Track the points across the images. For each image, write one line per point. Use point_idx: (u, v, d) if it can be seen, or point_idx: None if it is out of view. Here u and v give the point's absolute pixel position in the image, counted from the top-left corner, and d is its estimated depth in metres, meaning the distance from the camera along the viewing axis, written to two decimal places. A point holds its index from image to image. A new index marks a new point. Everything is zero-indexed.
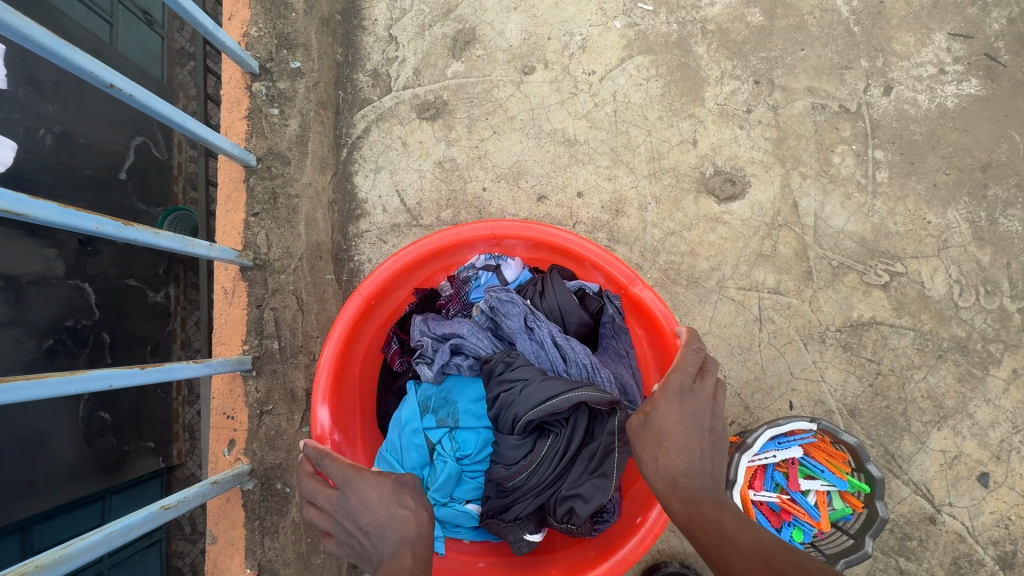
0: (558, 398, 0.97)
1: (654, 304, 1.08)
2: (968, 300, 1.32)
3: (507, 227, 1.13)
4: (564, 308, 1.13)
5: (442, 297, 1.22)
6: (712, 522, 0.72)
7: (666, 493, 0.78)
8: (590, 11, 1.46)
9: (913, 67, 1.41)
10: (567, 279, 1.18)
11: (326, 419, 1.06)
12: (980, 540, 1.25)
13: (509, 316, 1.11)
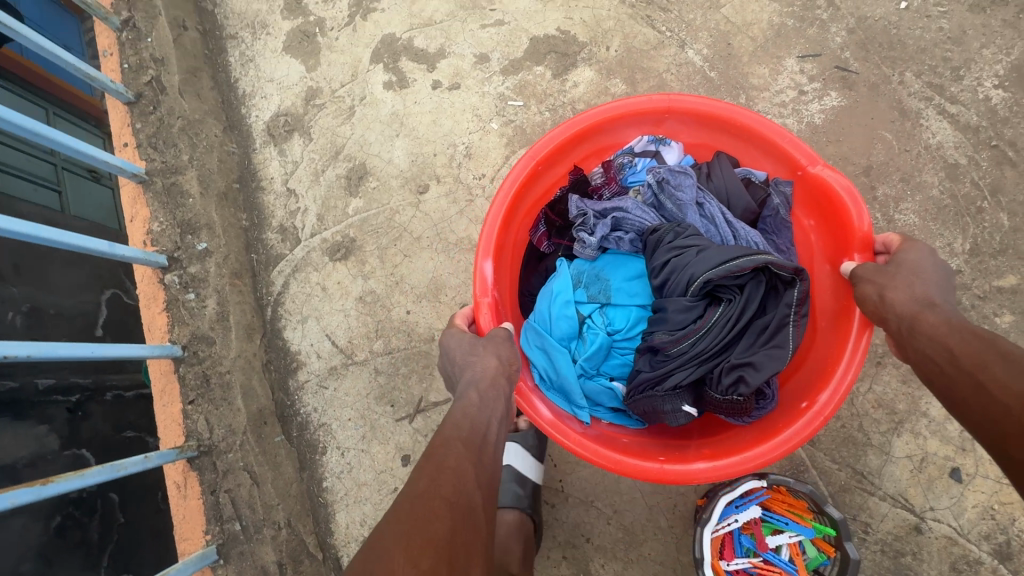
0: (740, 259, 1.10)
1: (837, 184, 1.11)
2: None
3: (685, 101, 1.22)
4: (731, 192, 1.26)
5: (595, 182, 1.35)
6: (968, 340, 0.81)
7: (917, 314, 0.88)
8: (467, 119, 1.54)
9: (776, 94, 1.48)
10: (735, 167, 1.29)
11: (491, 271, 1.17)
12: (971, 537, 1.25)
13: (680, 190, 1.27)
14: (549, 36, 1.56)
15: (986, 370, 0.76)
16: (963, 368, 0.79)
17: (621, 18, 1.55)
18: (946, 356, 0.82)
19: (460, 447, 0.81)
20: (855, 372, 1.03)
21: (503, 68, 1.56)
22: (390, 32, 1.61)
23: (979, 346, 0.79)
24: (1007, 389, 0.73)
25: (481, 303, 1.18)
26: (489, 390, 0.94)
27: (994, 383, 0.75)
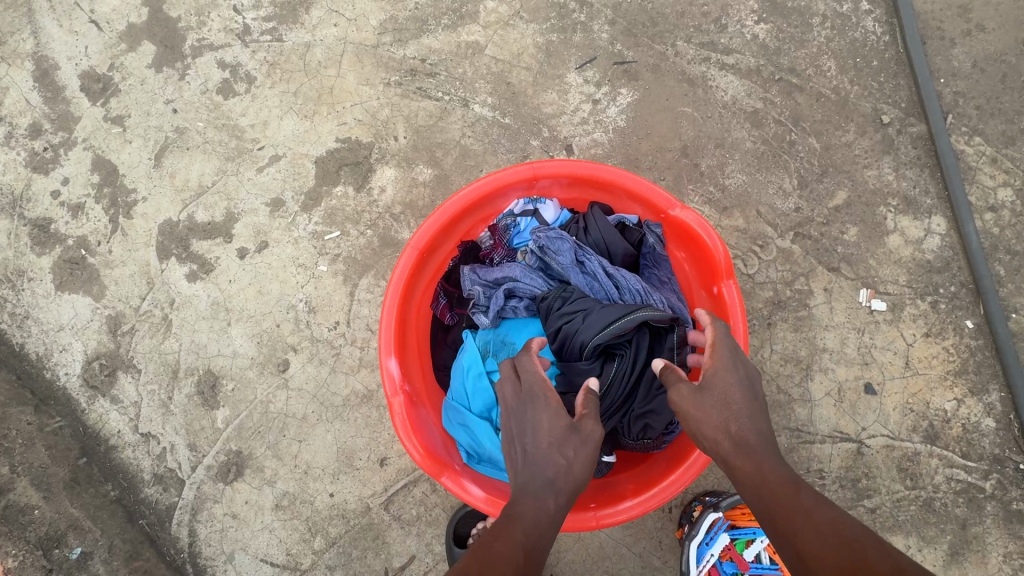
0: (621, 319, 0.92)
1: (693, 222, 0.99)
2: (753, 264, 1.39)
3: (549, 166, 1.03)
4: (609, 243, 1.04)
5: (484, 247, 1.11)
6: (782, 493, 0.65)
7: (733, 450, 0.71)
8: (292, 273, 1.41)
9: (574, 114, 1.44)
10: (607, 215, 1.08)
11: (398, 370, 0.98)
12: (904, 436, 1.35)
13: (558, 253, 1.03)
14: (332, 150, 1.44)
15: (801, 532, 0.60)
16: (781, 529, 0.62)
17: (395, 101, 1.45)
18: (762, 507, 0.65)
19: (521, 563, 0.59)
20: None
21: (302, 204, 1.43)
22: (164, 218, 1.43)
23: (791, 498, 0.64)
24: (827, 557, 0.57)
25: (396, 410, 0.98)
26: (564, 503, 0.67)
27: (813, 553, 0.58)
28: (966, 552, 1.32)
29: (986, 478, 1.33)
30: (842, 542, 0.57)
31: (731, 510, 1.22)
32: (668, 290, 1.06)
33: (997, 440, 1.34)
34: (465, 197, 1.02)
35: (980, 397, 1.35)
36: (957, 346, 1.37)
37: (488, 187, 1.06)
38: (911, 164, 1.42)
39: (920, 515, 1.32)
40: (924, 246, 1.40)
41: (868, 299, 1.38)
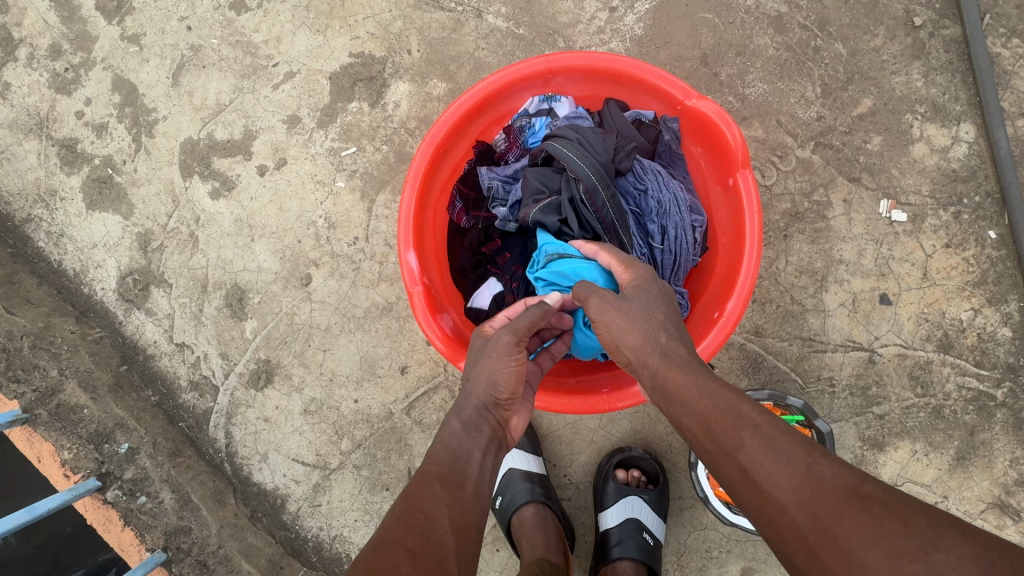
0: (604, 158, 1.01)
1: (711, 112, 0.98)
2: (772, 175, 1.38)
3: (565, 59, 1.02)
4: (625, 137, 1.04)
5: (500, 150, 1.12)
6: (723, 413, 0.68)
7: (665, 370, 0.74)
8: (311, 190, 1.44)
9: (590, 24, 1.40)
10: (623, 111, 1.07)
11: (417, 262, 1.00)
12: (917, 345, 1.35)
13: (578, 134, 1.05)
14: (346, 65, 1.43)
15: (744, 453, 0.64)
16: (722, 448, 0.66)
17: (407, 14, 1.43)
18: (705, 431, 0.68)
19: (438, 488, 0.70)
20: (753, 271, 0.95)
21: (318, 121, 1.44)
22: (185, 136, 1.45)
23: (731, 415, 0.67)
24: (772, 479, 0.61)
25: (415, 300, 1.01)
26: (475, 416, 0.81)
27: (759, 469, 0.62)
28: (972, 457, 1.35)
29: (997, 386, 1.34)
30: (790, 462, 0.61)
31: None
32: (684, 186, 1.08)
33: (1012, 350, 1.34)
34: (479, 90, 1.02)
35: (998, 308, 1.35)
36: (977, 257, 1.35)
37: (503, 83, 1.05)
38: (942, 69, 1.37)
39: (929, 421, 1.35)
40: (950, 155, 1.36)
41: (889, 210, 1.37)
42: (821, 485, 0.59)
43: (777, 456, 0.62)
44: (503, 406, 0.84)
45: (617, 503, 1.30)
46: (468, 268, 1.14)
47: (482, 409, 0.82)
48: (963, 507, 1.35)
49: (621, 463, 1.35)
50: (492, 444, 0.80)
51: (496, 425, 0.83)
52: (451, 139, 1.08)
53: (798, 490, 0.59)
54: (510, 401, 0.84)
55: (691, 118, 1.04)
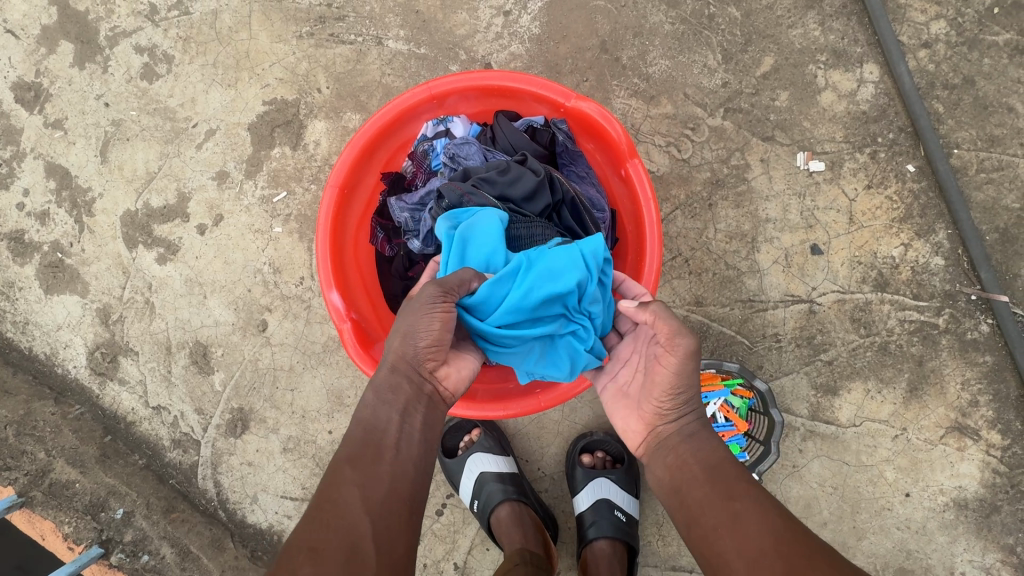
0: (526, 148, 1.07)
1: (593, 112, 1.03)
2: (688, 148, 1.41)
3: (446, 82, 1.05)
4: (518, 147, 1.07)
5: (409, 177, 1.15)
6: (727, 472, 0.82)
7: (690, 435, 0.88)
8: (251, 239, 1.49)
9: (487, 31, 1.43)
10: (514, 122, 1.10)
11: (341, 301, 1.05)
12: (854, 288, 1.39)
13: (469, 159, 1.07)
14: (262, 114, 1.47)
15: (740, 502, 0.76)
16: (722, 498, 0.78)
17: (311, 53, 1.46)
18: (705, 473, 0.82)
19: (349, 471, 0.75)
20: (655, 255, 1.00)
21: (246, 172, 1.48)
22: (124, 209, 1.51)
23: (737, 481, 0.80)
24: (760, 521, 0.73)
25: (346, 336, 1.06)
26: (391, 376, 0.83)
27: (744, 520, 0.74)
28: (925, 387, 1.39)
29: (938, 315, 1.38)
30: (775, 513, 0.74)
31: None
32: (589, 183, 1.11)
33: (947, 277, 1.37)
34: (369, 127, 1.05)
35: (927, 239, 1.37)
36: (900, 193, 1.38)
37: (391, 115, 1.08)
38: (837, 15, 1.38)
39: (877, 359, 1.39)
40: (857, 98, 1.38)
41: (806, 161, 1.39)
42: (796, 535, 0.72)
43: (764, 511, 0.75)
44: (427, 358, 0.86)
45: (587, 487, 1.35)
46: (399, 294, 1.18)
47: (399, 369, 0.84)
48: (924, 436, 1.40)
49: (585, 448, 1.41)
50: (416, 402, 0.83)
51: (418, 377, 0.85)
52: (355, 176, 1.12)
53: (775, 530, 0.72)
54: (434, 351, 0.86)
55: (578, 117, 1.08)
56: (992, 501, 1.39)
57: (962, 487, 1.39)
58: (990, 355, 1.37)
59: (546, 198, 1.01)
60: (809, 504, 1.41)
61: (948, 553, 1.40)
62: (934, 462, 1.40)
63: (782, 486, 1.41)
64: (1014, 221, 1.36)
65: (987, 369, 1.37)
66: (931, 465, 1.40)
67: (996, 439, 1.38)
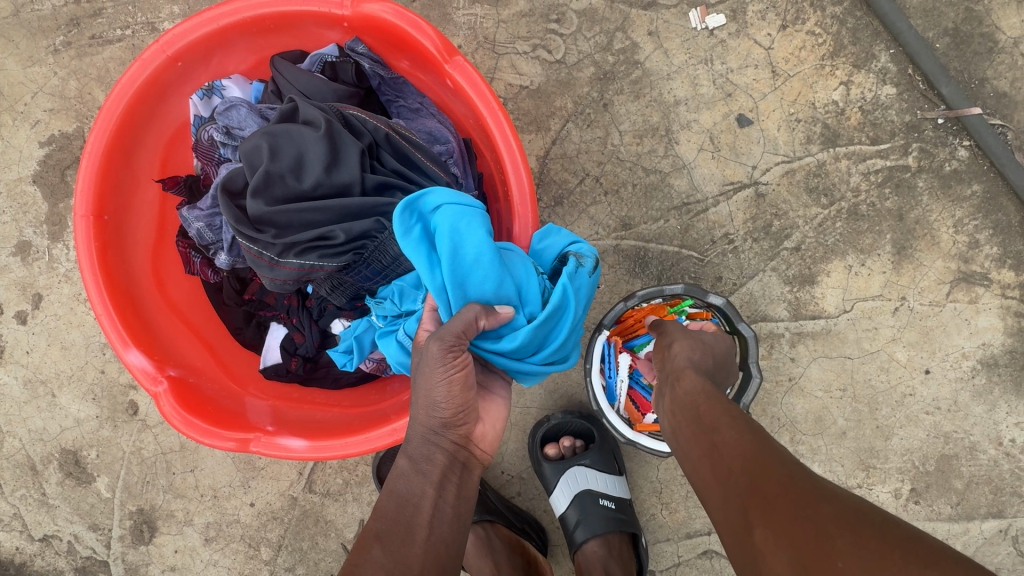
0: (323, 90, 0.78)
1: (388, 16, 0.75)
2: (559, 46, 1.14)
3: (182, 34, 0.77)
4: (310, 92, 0.79)
5: (201, 175, 0.87)
6: (709, 405, 0.67)
7: (683, 372, 0.74)
8: (83, 311, 1.21)
9: None
10: (300, 62, 0.81)
11: (142, 359, 0.80)
12: (801, 152, 1.14)
13: (245, 128, 0.78)
14: (44, 159, 1.18)
15: (721, 433, 0.61)
16: (703, 429, 0.64)
17: (76, 66, 1.16)
18: (692, 414, 0.67)
19: (377, 552, 0.53)
20: (524, 177, 0.75)
21: (49, 235, 1.19)
22: None
23: (723, 415, 0.64)
24: (736, 449, 0.59)
25: (163, 401, 0.81)
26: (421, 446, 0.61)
27: (723, 447, 0.60)
28: (913, 242, 1.15)
29: (906, 154, 1.14)
30: (756, 441, 0.59)
31: (616, 329, 1.04)
32: (426, 114, 0.85)
33: (904, 106, 1.13)
34: (104, 121, 0.77)
35: (868, 68, 1.13)
36: (822, 23, 1.13)
37: (125, 103, 0.79)
38: None
39: (850, 227, 1.15)
40: None
41: (703, 19, 1.13)
42: (773, 457, 0.56)
43: (745, 438, 0.60)
44: (456, 423, 0.63)
45: (560, 483, 1.11)
46: (243, 325, 0.91)
47: (430, 434, 0.62)
48: (927, 299, 1.17)
49: (547, 437, 1.16)
50: (452, 472, 0.60)
51: (456, 446, 0.62)
52: (127, 191, 0.84)
53: (750, 457, 0.57)
54: (462, 415, 0.62)
55: (376, 30, 0.80)
56: None
57: (986, 345, 1.17)
58: (977, 183, 1.14)
59: (353, 146, 0.69)
60: (820, 417, 1.18)
61: (991, 424, 1.19)
62: (947, 325, 1.17)
63: (785, 406, 1.18)
64: (964, 17, 1.12)
65: (979, 201, 1.14)
66: (945, 330, 1.17)
67: (1010, 278, 1.16)
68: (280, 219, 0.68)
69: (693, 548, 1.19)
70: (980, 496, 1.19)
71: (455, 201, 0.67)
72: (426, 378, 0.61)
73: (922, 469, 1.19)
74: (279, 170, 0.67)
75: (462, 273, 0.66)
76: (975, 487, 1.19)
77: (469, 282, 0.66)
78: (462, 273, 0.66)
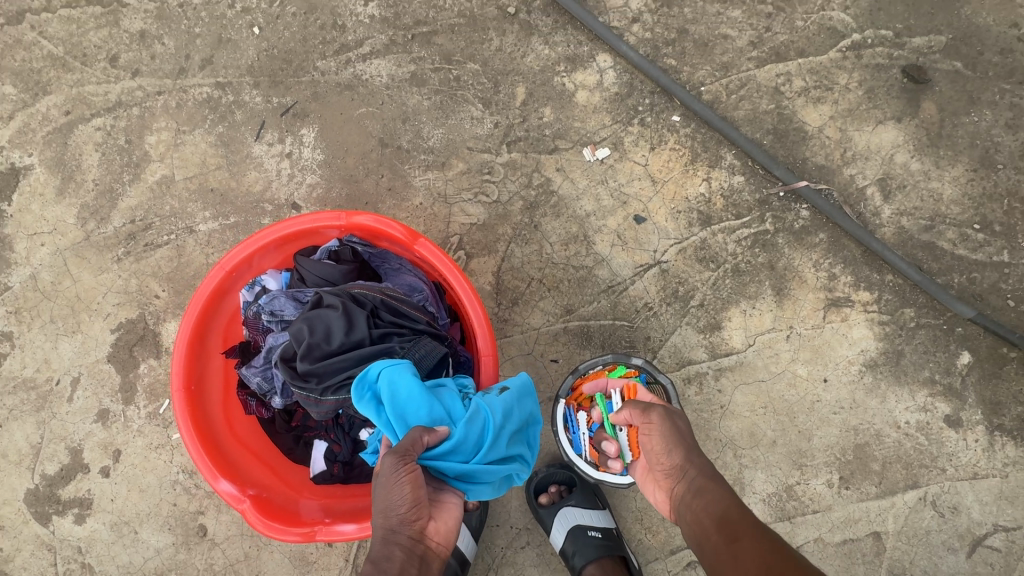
0: (334, 272, 1.14)
1: (371, 221, 1.13)
2: (494, 189, 1.53)
3: (234, 257, 1.13)
4: (325, 275, 1.14)
5: (251, 341, 1.20)
6: (732, 517, 0.85)
7: (700, 481, 0.92)
8: (154, 457, 1.50)
9: (280, 177, 1.55)
10: (315, 254, 1.18)
11: (230, 486, 1.09)
12: (687, 233, 1.52)
13: (284, 309, 1.13)
14: (115, 341, 1.52)
15: (742, 542, 0.81)
16: (726, 540, 0.82)
17: (136, 268, 1.53)
18: (715, 525, 0.85)
19: None
20: (479, 309, 1.10)
21: (123, 399, 1.51)
22: (26, 491, 1.50)
23: (742, 526, 0.83)
24: (758, 555, 0.79)
25: (248, 515, 1.09)
26: (382, 548, 0.81)
27: (745, 553, 0.79)
28: (787, 283, 1.51)
29: (764, 221, 1.52)
30: (772, 548, 0.79)
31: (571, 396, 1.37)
32: (405, 271, 1.21)
33: (753, 187, 1.52)
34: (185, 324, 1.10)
35: (720, 166, 1.53)
36: (679, 140, 1.54)
37: (198, 307, 1.14)
38: (554, 31, 1.56)
39: (736, 282, 1.50)
40: (605, 85, 1.55)
41: (593, 153, 1.54)
42: (784, 559, 0.77)
43: (763, 545, 0.80)
44: (412, 520, 0.84)
45: (557, 523, 1.38)
46: (294, 444, 1.22)
47: (390, 536, 0.82)
48: (810, 324, 1.51)
49: (540, 489, 1.44)
50: (407, 566, 0.79)
51: (410, 542, 0.82)
52: (201, 366, 1.17)
53: (768, 560, 0.77)
54: (414, 511, 0.84)
55: (363, 227, 1.17)
56: (894, 349, 1.50)
57: (864, 351, 1.50)
58: (821, 232, 1.51)
59: (362, 315, 1.04)
60: (753, 432, 1.48)
61: (887, 412, 1.49)
62: (830, 341, 1.50)
63: (723, 429, 1.48)
64: (778, 119, 1.54)
65: (827, 245, 1.51)
66: (830, 345, 1.50)
67: (867, 296, 1.51)
68: (320, 371, 1.01)
69: (678, 562, 1.44)
70: (895, 473, 1.47)
71: (389, 364, 1.00)
72: (384, 487, 0.85)
73: (844, 459, 1.48)
74: (316, 341, 1.01)
75: (401, 410, 0.97)
76: (889, 466, 1.48)
77: (408, 414, 0.97)
78: (402, 409, 0.97)
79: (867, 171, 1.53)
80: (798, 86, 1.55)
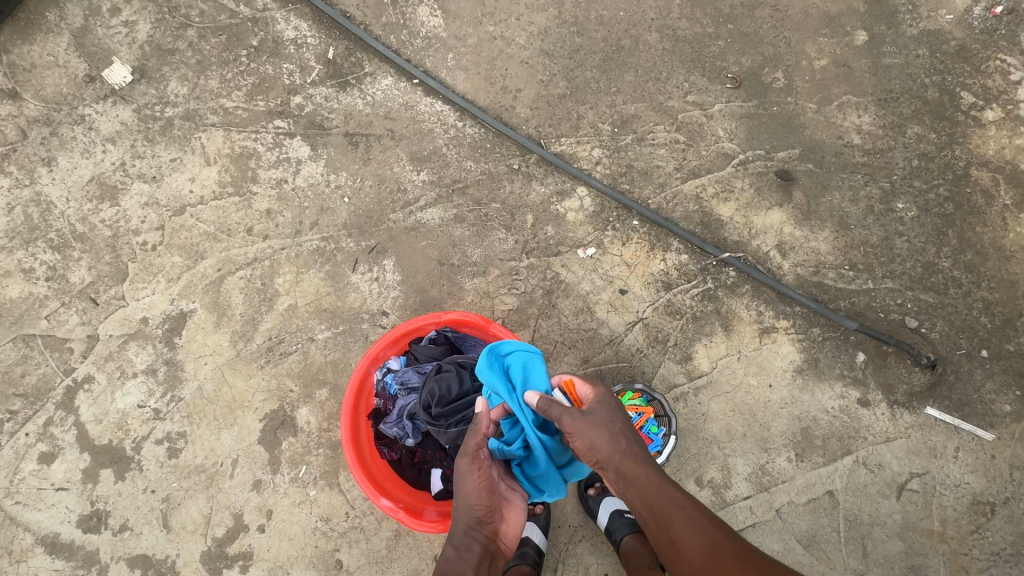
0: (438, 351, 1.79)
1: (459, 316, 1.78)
2: (521, 285, 2.23)
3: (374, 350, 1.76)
4: (433, 354, 1.79)
5: (384, 405, 1.83)
6: (659, 503, 1.21)
7: (624, 468, 1.26)
8: (298, 511, 2.01)
9: (372, 295, 2.22)
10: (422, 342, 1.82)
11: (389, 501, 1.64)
12: (656, 297, 2.21)
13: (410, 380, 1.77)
14: (263, 427, 2.08)
15: (679, 535, 1.18)
16: (660, 527, 1.21)
17: (274, 371, 2.14)
18: (647, 512, 1.22)
19: None
20: None
21: (272, 470, 2.04)
22: (202, 552, 1.98)
23: (673, 514, 1.20)
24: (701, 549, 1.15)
25: (403, 519, 1.63)
26: (460, 532, 1.31)
27: (682, 542, 1.17)
28: (730, 322, 2.19)
29: (706, 282, 2.23)
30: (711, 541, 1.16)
31: None
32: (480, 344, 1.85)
33: (695, 261, 2.25)
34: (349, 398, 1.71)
35: (671, 249, 2.26)
36: (640, 236, 2.28)
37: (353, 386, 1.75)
38: (546, 175, 2.34)
39: (696, 326, 2.18)
40: (585, 206, 2.31)
41: (585, 252, 2.27)
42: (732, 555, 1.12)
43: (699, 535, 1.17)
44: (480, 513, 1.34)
45: (603, 508, 1.91)
46: (418, 473, 1.79)
47: (466, 523, 1.33)
48: (752, 348, 2.17)
49: (589, 484, 1.98)
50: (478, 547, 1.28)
51: (479, 529, 1.31)
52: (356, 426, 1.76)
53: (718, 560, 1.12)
54: (480, 506, 1.34)
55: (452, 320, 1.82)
56: (812, 357, 2.16)
57: (793, 361, 2.16)
58: (746, 284, 2.23)
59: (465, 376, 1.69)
60: (728, 430, 2.08)
61: (818, 402, 2.11)
62: (768, 358, 2.16)
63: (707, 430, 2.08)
64: (702, 214, 2.31)
65: (751, 292, 2.22)
66: (769, 360, 2.16)
67: (786, 323, 2.19)
68: (446, 414, 1.65)
69: None
70: (833, 445, 2.07)
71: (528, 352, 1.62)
72: (464, 484, 1.36)
73: (795, 440, 2.08)
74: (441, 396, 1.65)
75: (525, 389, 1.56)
76: (827, 440, 2.08)
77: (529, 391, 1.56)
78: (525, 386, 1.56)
79: (768, 240, 2.29)
80: (711, 192, 2.33)
